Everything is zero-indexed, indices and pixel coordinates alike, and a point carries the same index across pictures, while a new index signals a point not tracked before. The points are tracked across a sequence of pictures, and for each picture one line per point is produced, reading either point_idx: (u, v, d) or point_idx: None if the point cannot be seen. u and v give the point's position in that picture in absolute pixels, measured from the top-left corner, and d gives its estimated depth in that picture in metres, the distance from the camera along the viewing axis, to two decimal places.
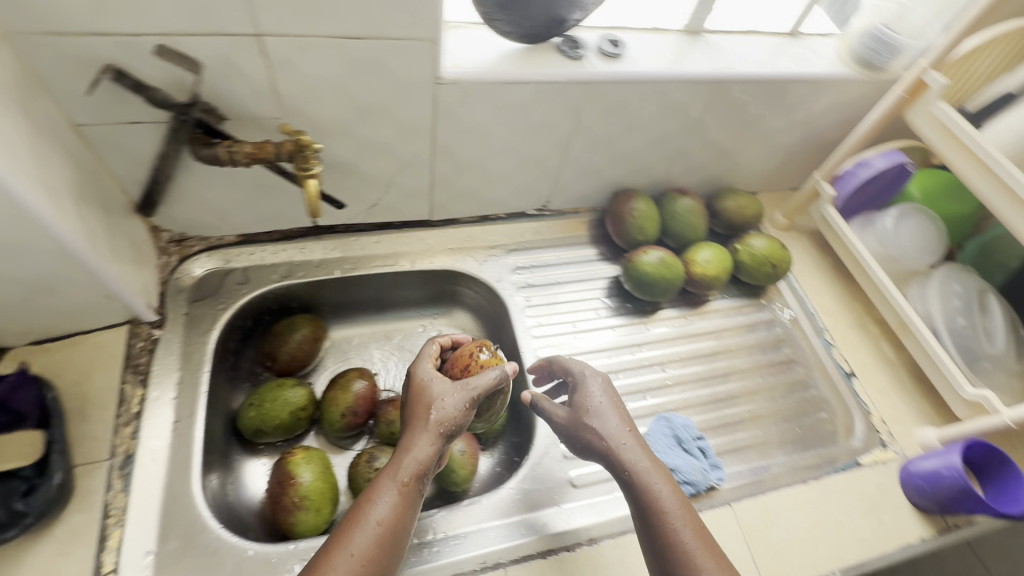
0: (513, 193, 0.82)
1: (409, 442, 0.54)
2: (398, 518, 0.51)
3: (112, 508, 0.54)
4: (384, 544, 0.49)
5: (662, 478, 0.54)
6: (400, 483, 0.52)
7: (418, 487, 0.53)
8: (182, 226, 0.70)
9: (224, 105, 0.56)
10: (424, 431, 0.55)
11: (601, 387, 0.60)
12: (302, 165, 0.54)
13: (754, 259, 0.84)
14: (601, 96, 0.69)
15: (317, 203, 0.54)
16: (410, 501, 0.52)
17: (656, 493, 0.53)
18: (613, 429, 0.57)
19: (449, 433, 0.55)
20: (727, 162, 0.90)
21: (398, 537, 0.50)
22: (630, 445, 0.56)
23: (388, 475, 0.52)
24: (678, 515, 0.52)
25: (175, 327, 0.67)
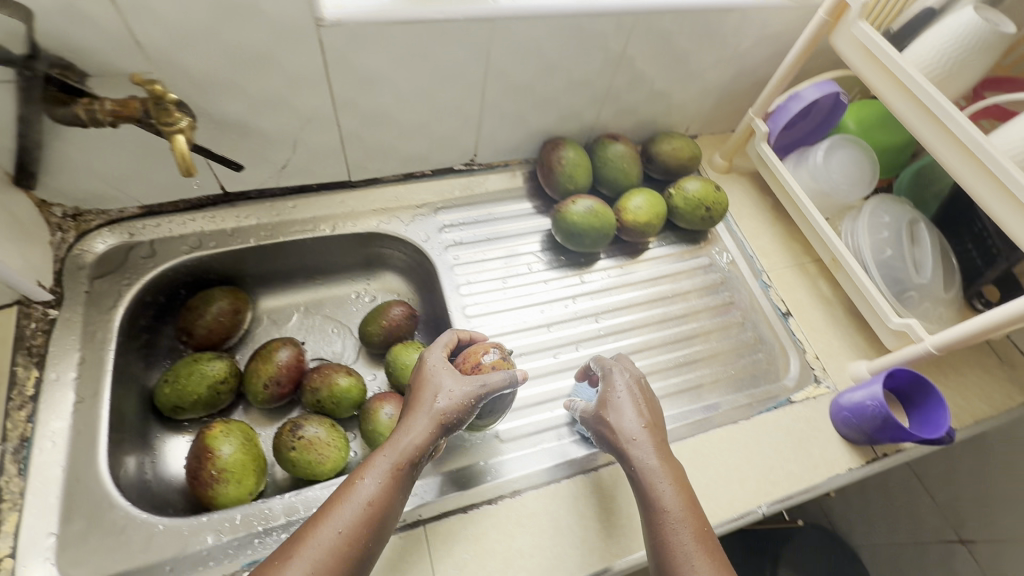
0: (434, 147, 0.78)
1: (409, 428, 0.54)
2: (386, 503, 0.49)
3: (7, 493, 0.52)
4: (369, 527, 0.48)
5: (669, 480, 0.53)
6: (395, 469, 0.51)
7: (409, 475, 0.52)
8: (73, 200, 0.66)
9: (79, 59, 0.51)
10: (428, 420, 0.54)
11: (629, 383, 0.59)
12: (164, 118, 0.51)
13: (687, 203, 0.82)
14: (508, 34, 0.65)
15: (187, 159, 0.50)
16: (399, 488, 0.51)
17: (659, 494, 0.52)
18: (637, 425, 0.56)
19: (449, 424, 0.54)
20: (661, 103, 0.86)
21: (384, 523, 0.49)
22: (645, 442, 0.55)
23: (384, 458, 0.51)
24: (676, 516, 0.51)
25: (74, 306, 0.64)
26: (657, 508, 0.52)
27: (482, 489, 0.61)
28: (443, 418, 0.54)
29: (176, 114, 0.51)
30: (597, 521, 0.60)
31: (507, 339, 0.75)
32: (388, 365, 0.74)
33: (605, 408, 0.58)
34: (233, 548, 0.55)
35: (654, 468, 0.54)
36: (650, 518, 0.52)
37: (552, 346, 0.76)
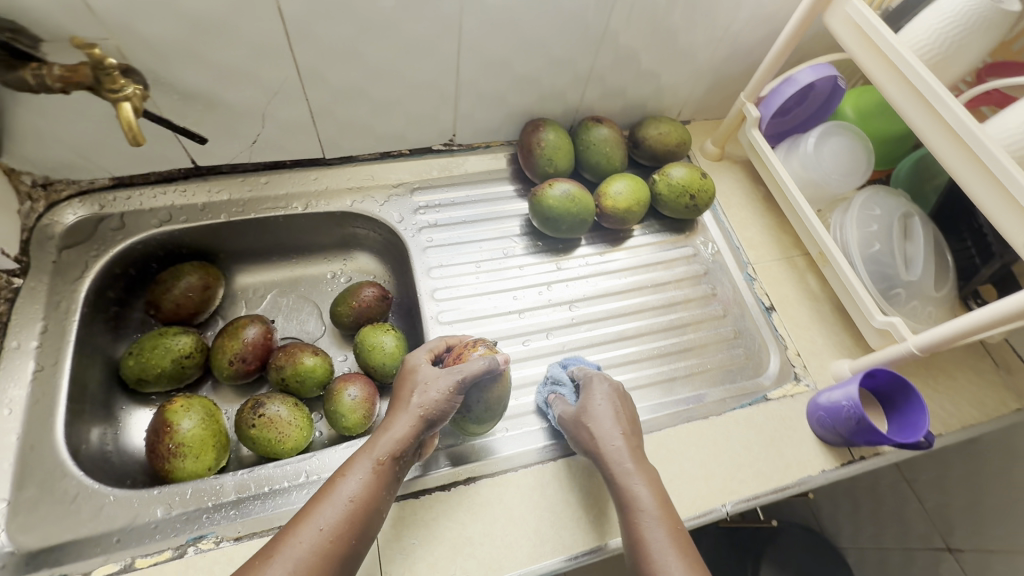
0: (410, 125, 0.77)
1: (392, 423, 0.53)
2: (371, 499, 0.49)
3: None
4: (356, 524, 0.47)
5: (646, 485, 0.52)
6: (379, 465, 0.50)
7: (394, 470, 0.51)
8: (42, 169, 0.66)
9: (30, 23, 0.50)
10: (410, 413, 0.53)
11: (609, 388, 0.59)
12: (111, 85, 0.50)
13: (672, 190, 0.79)
14: (480, 6, 0.62)
15: (135, 129, 0.50)
16: (385, 484, 0.50)
17: (633, 497, 0.52)
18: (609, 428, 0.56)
19: (434, 417, 0.54)
20: (650, 85, 0.83)
21: (371, 519, 0.48)
22: (622, 448, 0.55)
23: (368, 454, 0.51)
24: (649, 518, 0.50)
25: (40, 276, 0.64)
26: (632, 512, 0.51)
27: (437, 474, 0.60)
28: (427, 411, 0.54)
29: (122, 82, 0.51)
30: (553, 512, 0.59)
31: (477, 324, 0.74)
32: (356, 347, 0.74)
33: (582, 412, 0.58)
34: (182, 522, 0.54)
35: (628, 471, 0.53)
36: (626, 521, 0.51)
37: (522, 333, 0.74)
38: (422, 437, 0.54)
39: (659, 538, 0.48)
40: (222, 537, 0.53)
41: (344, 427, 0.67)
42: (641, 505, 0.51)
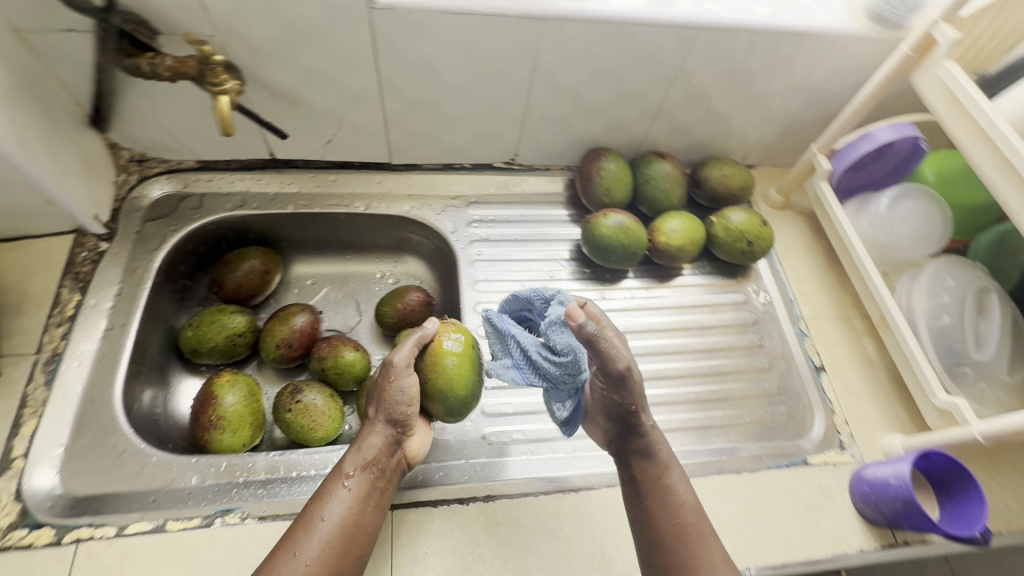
0: (476, 141, 0.79)
1: (360, 438, 0.54)
2: (350, 516, 0.50)
3: (30, 399, 0.57)
4: (336, 543, 0.49)
5: (682, 481, 0.56)
6: (352, 481, 0.52)
7: (371, 482, 0.53)
8: (140, 146, 0.72)
9: (153, 17, 0.55)
10: (375, 424, 0.54)
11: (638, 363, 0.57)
12: (213, 80, 0.55)
13: (729, 234, 0.77)
14: (559, 36, 0.64)
15: (227, 120, 0.54)
16: (363, 498, 0.52)
17: (685, 492, 0.54)
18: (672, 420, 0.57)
19: (397, 418, 0.54)
20: (718, 126, 0.82)
21: (355, 534, 0.50)
22: (661, 440, 0.57)
23: (339, 473, 0.52)
24: (698, 512, 0.53)
25: (123, 242, 0.69)
26: (676, 503, 0.53)
27: (456, 487, 0.60)
28: (386, 414, 0.54)
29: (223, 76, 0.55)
30: (568, 544, 0.58)
31: None
32: None
33: (644, 390, 0.56)
34: (214, 493, 0.56)
35: (671, 466, 0.56)
36: (671, 513, 0.53)
37: None
38: (395, 441, 0.55)
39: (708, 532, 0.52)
40: (248, 514, 0.55)
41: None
42: (683, 499, 0.54)
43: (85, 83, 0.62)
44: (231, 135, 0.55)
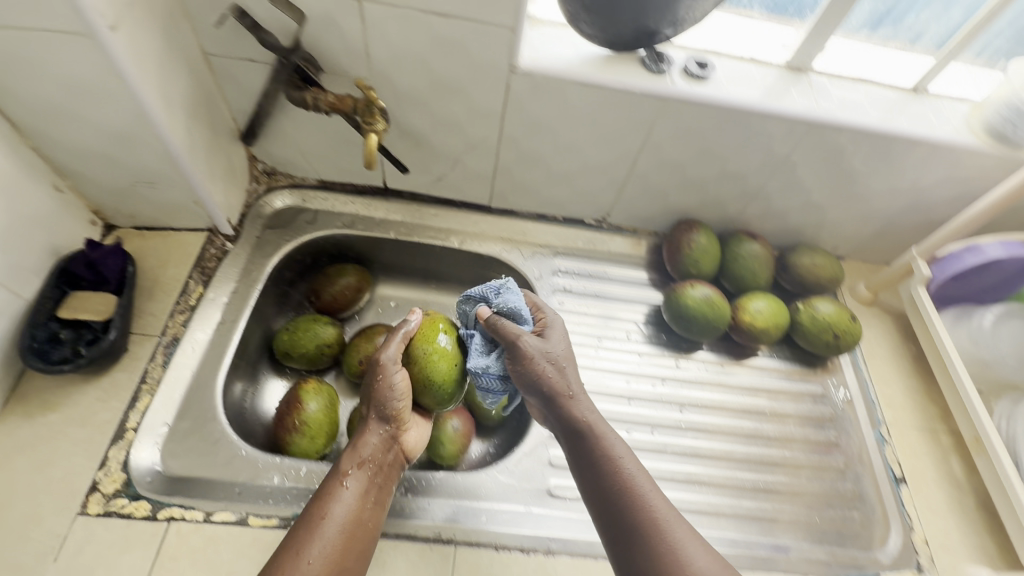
0: (573, 196, 0.82)
1: (357, 440, 0.60)
2: (351, 511, 0.54)
3: (148, 377, 0.61)
4: (340, 537, 0.52)
5: (620, 441, 0.57)
6: (349, 478, 0.56)
7: (366, 478, 0.57)
8: (274, 161, 0.79)
9: (322, 57, 0.62)
10: (369, 424, 0.60)
11: (562, 337, 0.63)
12: (368, 119, 0.61)
13: (816, 324, 0.76)
14: (678, 115, 0.67)
15: (374, 155, 0.59)
16: (362, 493, 0.56)
17: (622, 454, 0.56)
18: (560, 372, 0.59)
19: (388, 413, 0.60)
20: (814, 215, 0.82)
21: (356, 528, 0.54)
22: (575, 399, 0.59)
23: (337, 473, 0.57)
24: (644, 477, 0.54)
25: (245, 245, 0.75)
26: (618, 467, 0.54)
27: (518, 534, 0.62)
28: (378, 411, 0.61)
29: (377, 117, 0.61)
30: None
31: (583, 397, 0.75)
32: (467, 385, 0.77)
33: (553, 354, 0.60)
34: (292, 496, 0.59)
35: (591, 422, 0.58)
36: (614, 480, 0.54)
37: (624, 419, 0.74)
38: (388, 438, 0.61)
39: (657, 495, 0.53)
40: None
41: (438, 455, 0.69)
42: (627, 464, 0.55)
43: (247, 103, 0.69)
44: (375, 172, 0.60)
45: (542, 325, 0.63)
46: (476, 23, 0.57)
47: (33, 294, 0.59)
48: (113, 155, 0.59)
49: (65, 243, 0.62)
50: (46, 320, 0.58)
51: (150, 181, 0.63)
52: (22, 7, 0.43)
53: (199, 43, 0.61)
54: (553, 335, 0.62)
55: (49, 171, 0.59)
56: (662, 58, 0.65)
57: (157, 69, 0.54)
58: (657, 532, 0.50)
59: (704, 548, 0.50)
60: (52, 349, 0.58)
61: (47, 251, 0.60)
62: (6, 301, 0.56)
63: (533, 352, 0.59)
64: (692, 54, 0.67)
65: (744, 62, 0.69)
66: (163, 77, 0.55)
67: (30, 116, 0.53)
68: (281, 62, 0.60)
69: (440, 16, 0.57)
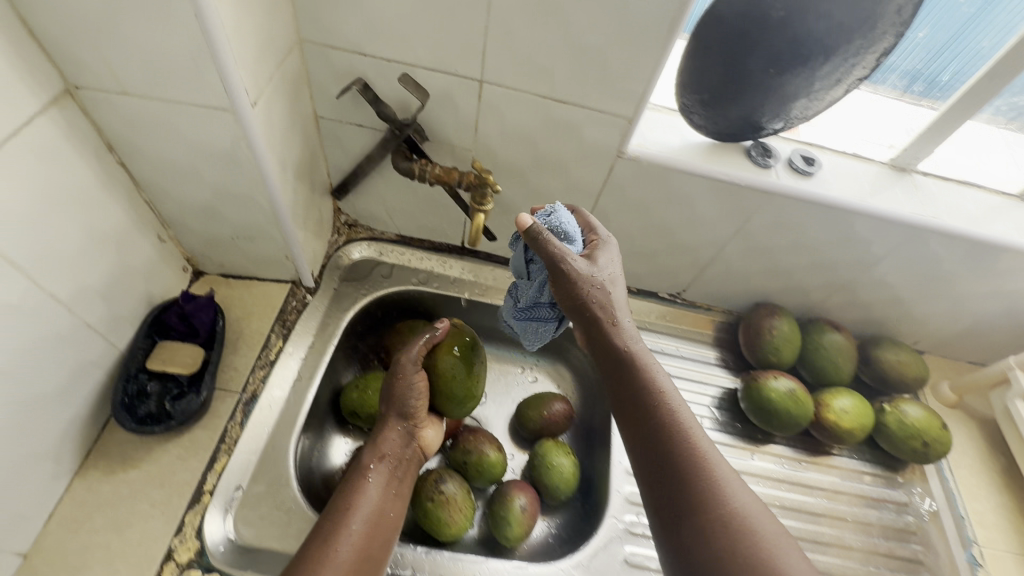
0: (651, 271, 0.81)
1: (376, 438, 0.65)
2: (375, 501, 0.58)
3: (227, 436, 0.60)
4: (367, 527, 0.54)
5: (663, 372, 0.55)
6: (372, 471, 0.61)
7: (388, 471, 0.62)
8: (358, 214, 0.79)
9: (431, 129, 0.62)
10: (388, 422, 0.65)
11: (614, 257, 0.58)
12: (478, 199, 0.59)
13: (904, 429, 0.72)
14: (778, 209, 0.66)
15: (478, 235, 0.59)
16: (384, 485, 0.60)
17: (665, 386, 0.53)
18: (610, 297, 0.55)
19: (406, 412, 0.65)
20: (900, 310, 0.79)
21: (381, 518, 0.57)
22: (620, 322, 0.56)
23: (360, 468, 0.61)
24: (687, 413, 0.52)
25: (324, 298, 0.75)
26: (660, 399, 0.52)
27: None
28: (396, 411, 0.65)
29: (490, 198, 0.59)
30: None
31: None
32: (532, 457, 0.76)
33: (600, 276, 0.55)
34: None
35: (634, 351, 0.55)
36: (656, 411, 0.52)
37: None
38: (406, 433, 0.65)
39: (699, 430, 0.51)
40: None
41: (505, 536, 0.68)
42: (670, 397, 0.52)
43: (345, 163, 0.70)
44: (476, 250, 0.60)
45: (595, 244, 0.57)
46: (593, 110, 0.57)
47: (127, 345, 0.59)
48: (219, 211, 0.59)
49: (160, 292, 0.63)
50: (138, 373, 0.58)
51: (249, 237, 0.63)
52: (178, 83, 0.44)
53: (313, 108, 0.62)
54: (605, 254, 0.57)
55: (156, 223, 0.60)
56: (769, 153, 0.65)
57: (278, 139, 0.55)
58: (698, 467, 0.48)
59: (747, 488, 0.47)
60: (140, 404, 0.57)
61: (144, 301, 0.60)
62: (103, 353, 0.55)
63: (582, 273, 0.54)
64: (797, 148, 0.66)
65: (846, 156, 0.68)
66: (282, 143, 0.56)
67: (152, 174, 0.54)
68: (392, 134, 0.60)
69: (557, 102, 0.57)
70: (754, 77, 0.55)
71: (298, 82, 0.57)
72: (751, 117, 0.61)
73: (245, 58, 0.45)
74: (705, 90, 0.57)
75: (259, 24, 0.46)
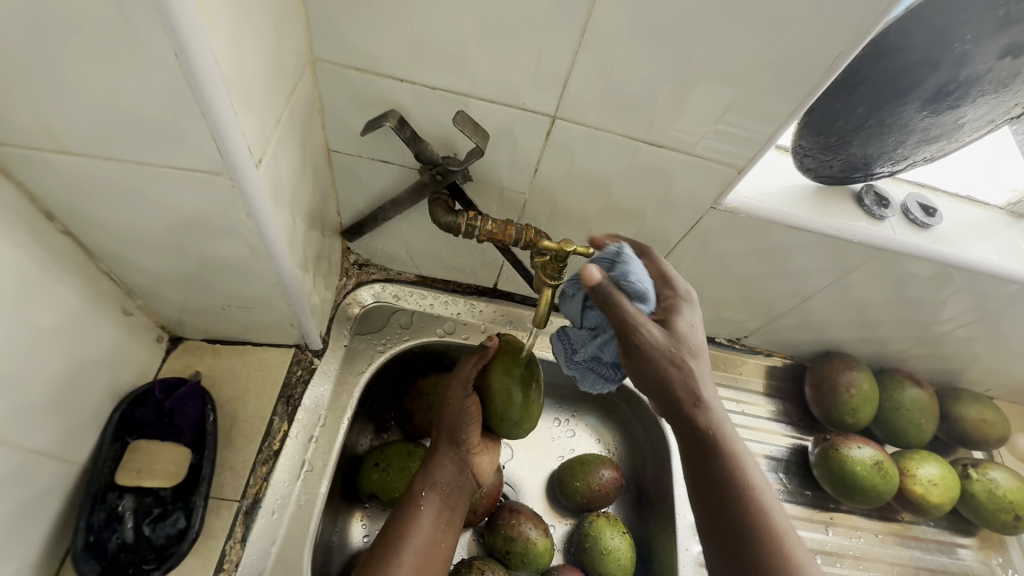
0: (714, 319, 0.70)
1: (429, 463, 0.56)
2: (426, 533, 0.51)
3: (226, 562, 0.48)
4: (417, 560, 0.49)
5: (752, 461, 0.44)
6: (423, 500, 0.53)
7: (440, 501, 0.54)
8: (371, 254, 0.65)
9: (479, 169, 0.49)
10: (440, 446, 0.56)
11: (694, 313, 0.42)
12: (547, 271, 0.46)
13: (993, 500, 0.66)
14: (887, 264, 0.56)
15: (545, 314, 0.47)
16: (437, 516, 0.53)
17: (756, 480, 0.43)
18: (693, 369, 0.41)
19: (459, 436, 0.55)
20: (988, 360, 0.71)
21: (433, 551, 0.51)
22: (704, 401, 0.42)
23: (411, 495, 0.54)
24: (779, 508, 0.43)
25: (334, 360, 0.61)
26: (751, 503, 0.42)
27: None
28: (448, 433, 0.56)
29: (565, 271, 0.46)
30: None
31: None
32: (580, 535, 0.64)
33: (680, 348, 0.40)
34: None
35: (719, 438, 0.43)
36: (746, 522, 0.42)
37: None
38: (461, 459, 0.56)
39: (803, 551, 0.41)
40: None
41: None
42: (763, 498, 0.42)
43: (361, 201, 0.56)
44: (539, 329, 0.50)
45: (670, 303, 0.42)
46: (692, 156, 0.46)
47: (89, 455, 0.46)
48: (205, 280, 0.46)
49: (129, 378, 0.50)
50: (106, 492, 0.45)
51: (245, 304, 0.50)
52: (152, 144, 0.32)
53: (325, 140, 0.48)
54: (685, 316, 0.41)
55: (120, 293, 0.47)
56: (884, 201, 0.54)
57: (287, 193, 0.42)
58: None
59: None
60: (109, 536, 0.44)
61: (109, 393, 0.47)
62: (56, 475, 0.42)
63: (659, 348, 0.40)
64: (912, 193, 0.56)
65: (960, 200, 0.58)
66: (290, 197, 0.43)
67: (111, 244, 0.41)
68: (428, 177, 0.48)
69: (647, 144, 0.45)
70: (901, 120, 0.44)
71: (310, 112, 0.44)
72: (873, 165, 0.50)
73: (246, 104, 0.32)
74: (836, 132, 0.46)
75: (264, 52, 0.33)
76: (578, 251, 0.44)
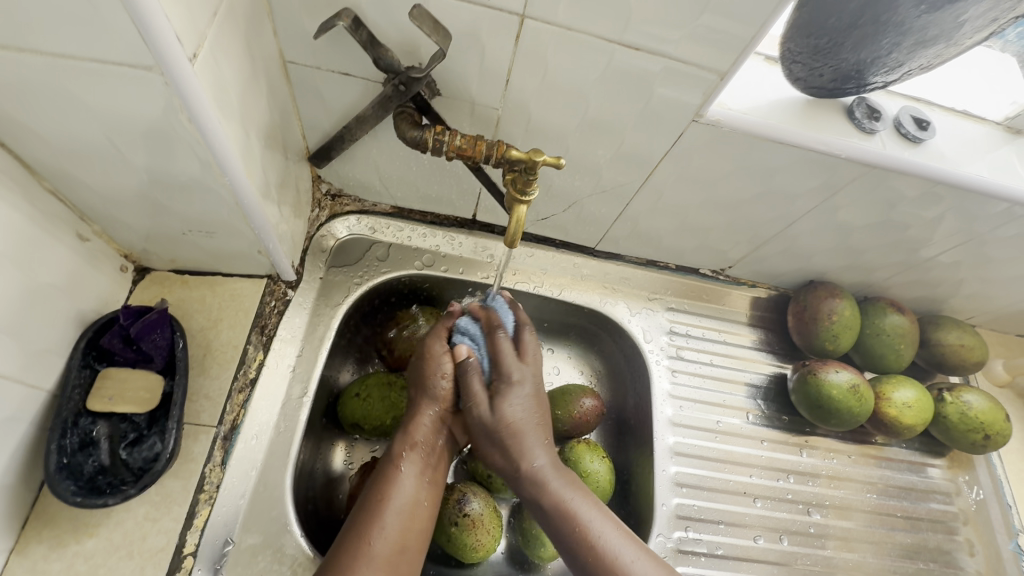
0: (697, 248, 0.68)
1: (408, 421, 0.53)
2: (409, 495, 0.49)
3: (207, 483, 0.49)
4: (400, 523, 0.47)
5: (585, 497, 0.50)
6: (405, 462, 0.50)
7: (422, 461, 0.51)
8: (343, 183, 0.62)
9: (446, 80, 0.47)
10: (421, 404, 0.53)
11: (523, 379, 0.53)
12: (517, 186, 0.45)
13: (963, 420, 0.67)
14: (874, 181, 0.54)
15: (518, 232, 0.47)
16: (419, 476, 0.50)
17: (559, 493, 0.50)
18: (521, 422, 0.51)
19: (440, 394, 0.53)
20: (972, 287, 0.71)
21: (416, 512, 0.48)
22: (529, 447, 0.51)
23: (391, 459, 0.50)
24: (596, 518, 0.49)
25: (309, 293, 0.60)
26: (579, 531, 0.48)
27: None
28: (429, 391, 0.53)
29: (535, 186, 0.45)
30: None
31: (703, 494, 0.65)
32: None
33: (504, 426, 0.51)
34: None
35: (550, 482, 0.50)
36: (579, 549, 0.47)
37: (753, 525, 0.65)
38: (442, 418, 0.53)
39: (628, 550, 0.47)
40: None
41: (537, 556, 0.58)
42: (596, 532, 0.48)
43: (324, 122, 0.53)
44: (512, 250, 0.50)
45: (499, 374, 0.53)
46: (671, 60, 0.43)
47: (57, 382, 0.45)
48: (160, 201, 0.44)
49: (93, 306, 0.49)
50: (77, 418, 0.45)
51: (206, 228, 0.48)
52: (79, 32, 0.30)
53: (278, 48, 0.45)
54: (509, 388, 0.52)
55: (71, 217, 0.45)
56: (876, 114, 0.52)
57: (237, 101, 0.39)
58: None
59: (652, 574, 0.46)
60: (85, 460, 0.45)
61: (73, 322, 0.46)
62: (23, 402, 0.42)
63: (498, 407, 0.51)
64: (905, 106, 0.54)
65: (955, 115, 0.56)
66: (240, 109, 0.40)
67: (53, 157, 0.39)
68: (391, 88, 0.45)
69: (623, 47, 0.42)
70: (897, 18, 0.42)
71: (257, 12, 0.40)
72: (865, 74, 0.47)
73: None
74: (827, 33, 0.44)
75: None
76: (547, 161, 0.43)
